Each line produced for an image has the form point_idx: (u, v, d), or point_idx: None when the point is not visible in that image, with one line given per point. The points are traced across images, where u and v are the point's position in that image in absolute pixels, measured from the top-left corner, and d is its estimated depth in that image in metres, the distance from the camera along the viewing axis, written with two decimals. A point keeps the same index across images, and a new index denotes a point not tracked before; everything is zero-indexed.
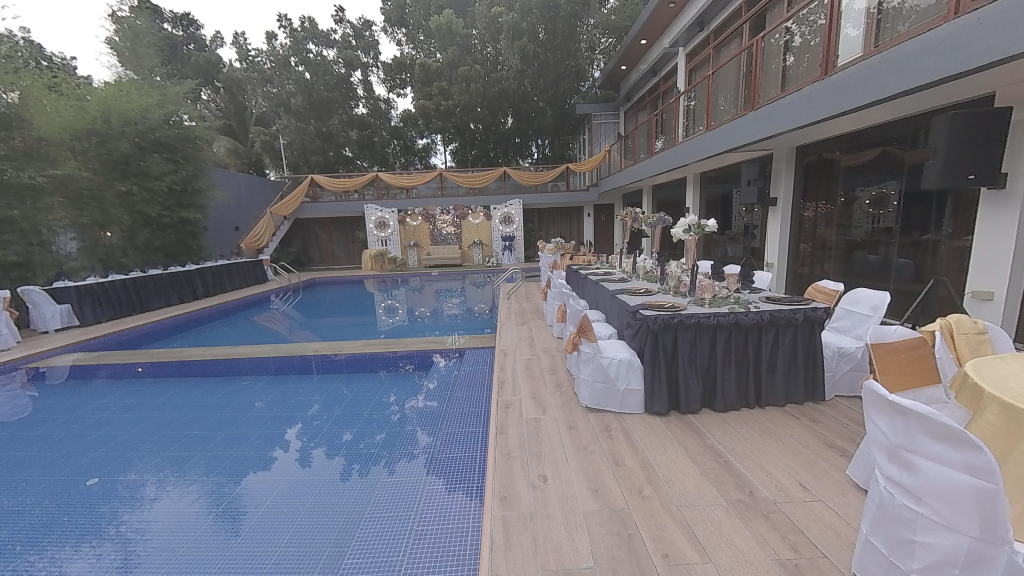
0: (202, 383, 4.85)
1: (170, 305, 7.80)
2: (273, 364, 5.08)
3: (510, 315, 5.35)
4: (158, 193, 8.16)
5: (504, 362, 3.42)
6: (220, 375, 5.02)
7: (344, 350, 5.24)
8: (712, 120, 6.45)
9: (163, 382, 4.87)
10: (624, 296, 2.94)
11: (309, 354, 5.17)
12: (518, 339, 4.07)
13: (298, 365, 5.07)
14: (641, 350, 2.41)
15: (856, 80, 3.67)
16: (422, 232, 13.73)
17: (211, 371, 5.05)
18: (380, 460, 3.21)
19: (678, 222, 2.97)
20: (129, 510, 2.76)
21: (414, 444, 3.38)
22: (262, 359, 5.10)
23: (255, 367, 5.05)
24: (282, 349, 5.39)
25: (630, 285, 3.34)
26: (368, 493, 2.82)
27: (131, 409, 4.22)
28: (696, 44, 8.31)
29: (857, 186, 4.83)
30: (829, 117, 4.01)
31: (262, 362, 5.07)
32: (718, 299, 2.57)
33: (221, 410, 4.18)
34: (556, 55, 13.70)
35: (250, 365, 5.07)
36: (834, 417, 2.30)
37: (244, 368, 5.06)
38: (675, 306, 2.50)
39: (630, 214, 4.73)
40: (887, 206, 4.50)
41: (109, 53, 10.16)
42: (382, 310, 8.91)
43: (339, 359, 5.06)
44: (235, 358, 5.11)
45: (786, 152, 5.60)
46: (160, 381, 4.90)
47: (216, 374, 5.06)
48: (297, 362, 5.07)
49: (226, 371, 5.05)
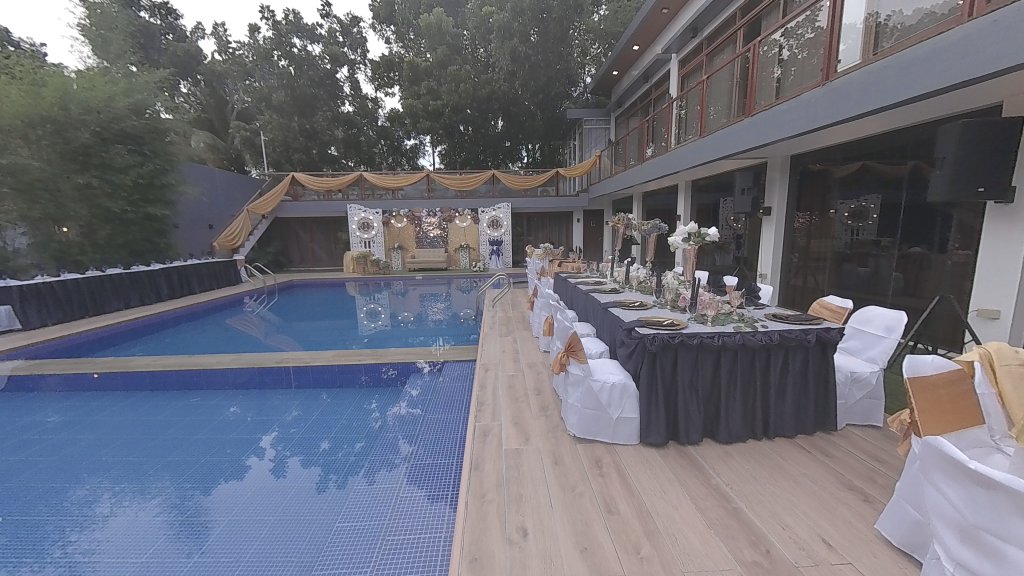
0: (154, 396, 4.33)
1: (129, 308, 7.23)
2: (232, 377, 4.47)
3: (494, 324, 5.03)
4: (122, 187, 7.66)
5: (483, 379, 3.12)
6: (171, 389, 4.46)
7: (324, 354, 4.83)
8: (705, 127, 6.31)
9: (110, 395, 4.38)
10: (617, 310, 2.67)
11: (272, 364, 4.57)
12: (501, 352, 3.78)
13: (261, 379, 4.46)
14: (636, 373, 2.15)
15: (857, 85, 3.50)
16: (407, 234, 13.11)
17: (163, 385, 4.50)
18: (360, 470, 2.93)
19: (676, 230, 2.69)
20: (77, 529, 2.40)
21: (395, 453, 3.10)
22: (221, 368, 4.52)
23: (210, 381, 4.46)
24: (243, 357, 4.75)
25: (623, 297, 3.07)
26: (346, 508, 2.52)
27: (62, 427, 3.66)
28: (689, 50, 8.25)
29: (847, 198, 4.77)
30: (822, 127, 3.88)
31: (221, 375, 4.47)
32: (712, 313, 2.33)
33: (187, 419, 3.81)
34: (547, 57, 13.61)
35: (207, 375, 4.48)
36: (848, 451, 2.06)
37: (199, 383, 4.45)
38: (674, 323, 2.23)
39: (622, 220, 4.42)
40: (869, 219, 4.57)
41: (81, 41, 9.45)
42: (364, 315, 8.51)
43: (310, 367, 4.45)
44: (188, 369, 4.52)
45: (780, 161, 5.46)
46: (105, 395, 4.37)
47: (168, 388, 4.48)
48: (271, 374, 4.44)
49: (180, 384, 4.49)
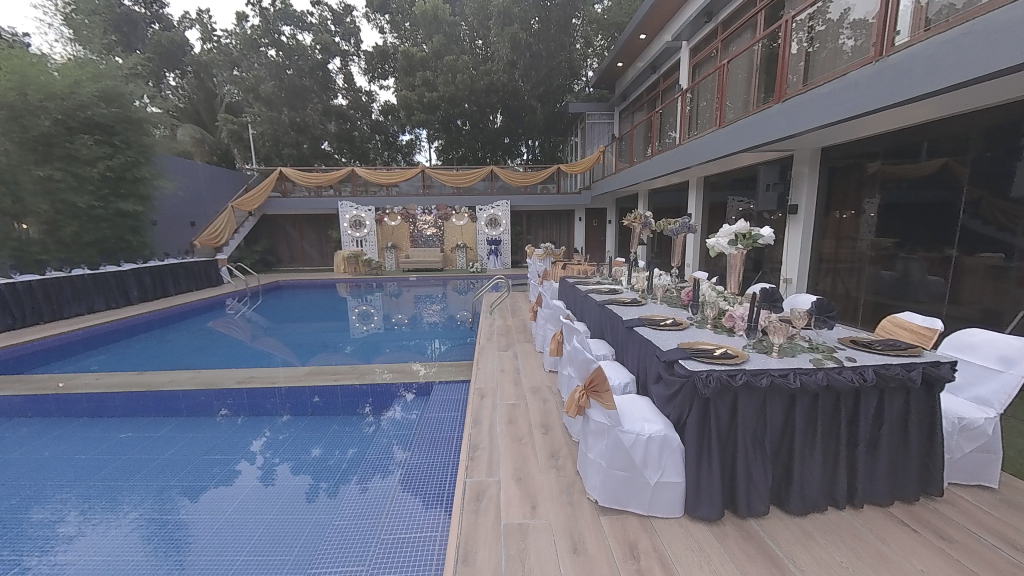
0: (85, 428, 3.38)
1: (92, 312, 6.61)
2: (184, 403, 3.56)
3: (492, 335, 4.47)
4: (91, 181, 7.06)
5: (477, 412, 2.54)
6: (115, 417, 3.54)
7: (283, 379, 3.69)
8: (725, 117, 5.65)
9: (32, 428, 3.39)
10: (646, 330, 2.12)
11: (233, 384, 3.61)
12: (500, 373, 3.22)
13: (223, 403, 3.57)
14: (680, 420, 1.61)
15: (914, 62, 2.96)
16: (401, 232, 12.77)
17: (104, 412, 3.59)
18: (353, 476, 2.70)
19: (720, 230, 2.15)
20: (39, 552, 2.09)
21: (389, 459, 2.86)
22: (174, 388, 3.57)
23: (159, 407, 3.55)
24: (201, 375, 3.78)
25: (648, 312, 2.53)
26: (347, 520, 2.30)
27: None
28: (702, 36, 7.70)
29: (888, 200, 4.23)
30: (863, 114, 3.41)
31: (171, 397, 3.54)
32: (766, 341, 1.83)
33: (165, 428, 3.37)
34: (549, 48, 13.03)
35: (154, 398, 3.55)
36: (971, 534, 1.52)
37: (147, 407, 3.54)
38: (736, 356, 1.67)
39: (641, 217, 3.76)
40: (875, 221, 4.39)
41: (63, 29, 8.85)
42: (356, 317, 7.91)
43: (274, 389, 3.54)
44: (137, 391, 3.57)
45: (808, 153, 4.85)
46: (28, 425, 3.44)
47: (110, 416, 3.56)
48: (246, 394, 3.51)
49: (125, 411, 3.59)
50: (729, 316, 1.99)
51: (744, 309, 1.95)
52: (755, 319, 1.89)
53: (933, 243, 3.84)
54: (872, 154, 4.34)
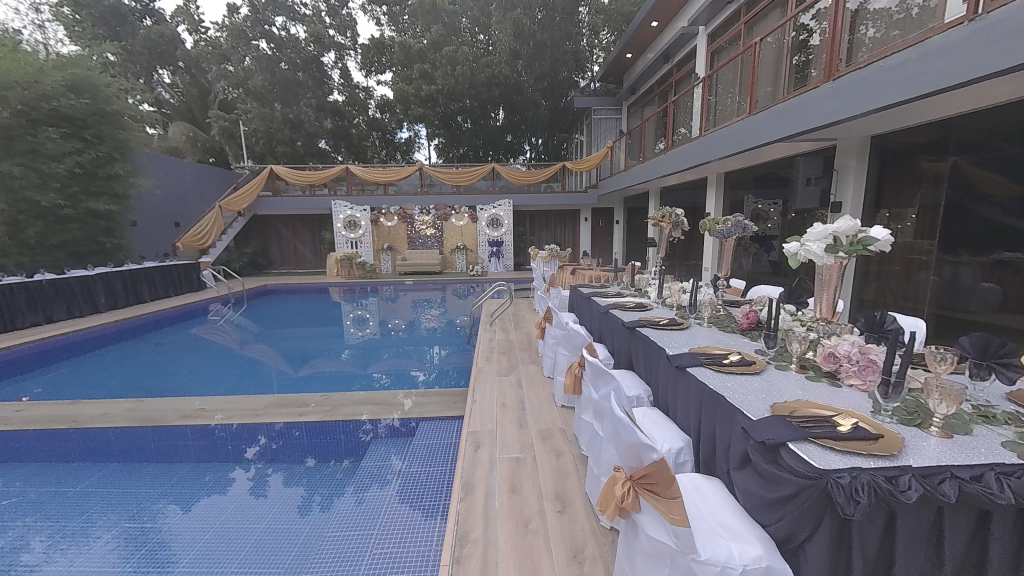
0: None
1: (51, 322, 6.01)
2: (118, 445, 2.82)
3: (492, 353, 3.84)
4: (57, 178, 6.51)
5: (469, 475, 1.92)
6: (30, 463, 2.76)
7: (238, 414, 2.97)
8: (757, 103, 4.83)
9: None
10: (709, 376, 1.49)
11: (175, 420, 2.88)
12: (499, 410, 2.57)
13: (165, 446, 2.82)
14: (790, 541, 0.99)
15: (1005, 26, 2.31)
16: (398, 234, 12.13)
17: (19, 455, 2.81)
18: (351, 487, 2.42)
19: (813, 229, 1.52)
20: None
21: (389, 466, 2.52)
22: (104, 426, 2.84)
23: (86, 450, 2.79)
24: (142, 408, 3.08)
25: (699, 342, 1.90)
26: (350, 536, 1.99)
27: None
28: (722, 20, 7.06)
29: (951, 196, 3.55)
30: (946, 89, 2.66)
31: (101, 438, 2.80)
32: (909, 397, 1.22)
33: (110, 464, 2.74)
34: (553, 37, 12.44)
35: (81, 438, 2.80)
36: None
37: (69, 448, 2.80)
38: (882, 440, 1.01)
39: (671, 216, 3.13)
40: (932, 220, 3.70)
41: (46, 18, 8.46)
42: (350, 322, 7.32)
43: (224, 428, 2.82)
44: (59, 428, 2.83)
45: (856, 142, 4.17)
46: None
47: (27, 460, 2.81)
48: (191, 435, 2.81)
49: (44, 455, 2.81)
50: (828, 354, 1.44)
51: (852, 344, 1.39)
52: (872, 363, 1.31)
53: (980, 245, 3.37)
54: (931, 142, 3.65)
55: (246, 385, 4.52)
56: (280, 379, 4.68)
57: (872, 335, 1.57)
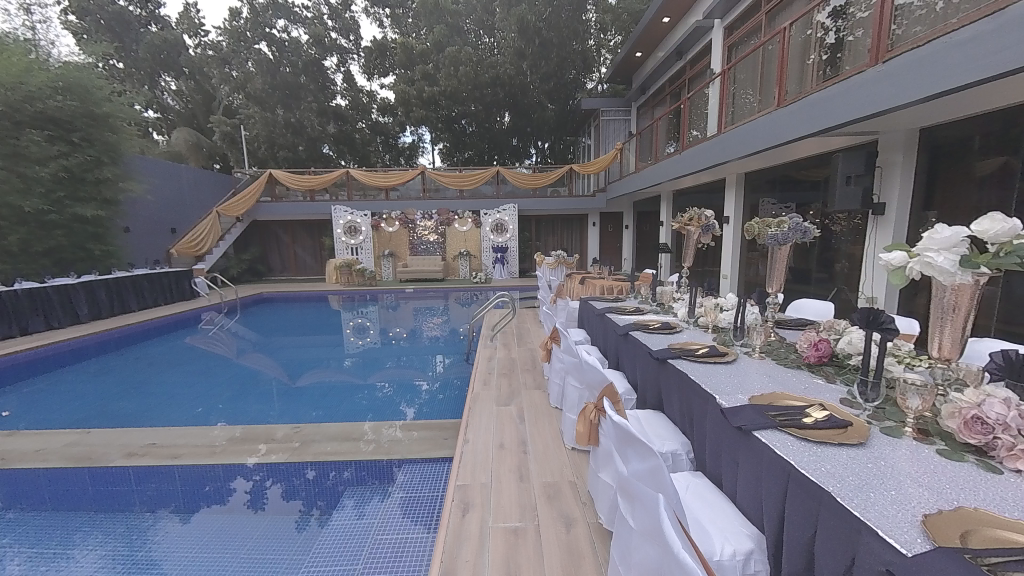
0: None
1: (25, 334, 5.68)
2: (50, 490, 2.38)
3: (490, 374, 3.39)
4: (41, 182, 6.26)
5: (452, 555, 1.47)
6: None
7: (189, 452, 2.54)
8: (786, 94, 4.22)
9: None
10: (794, 447, 1.03)
11: (116, 460, 2.45)
12: (496, 453, 2.12)
13: (104, 493, 2.38)
14: None
15: None
16: (399, 239, 11.59)
17: None
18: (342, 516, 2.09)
19: (941, 228, 1.06)
20: None
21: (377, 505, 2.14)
22: (33, 466, 2.42)
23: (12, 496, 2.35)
24: (84, 443, 2.67)
25: (757, 384, 1.43)
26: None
27: None
28: (740, 12, 6.61)
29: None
30: None
31: (27, 481, 2.37)
32: None
33: (48, 507, 2.33)
34: (559, 35, 12.09)
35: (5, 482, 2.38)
36: None
37: None
38: None
39: (700, 218, 2.68)
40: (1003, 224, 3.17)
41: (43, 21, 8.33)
42: (349, 331, 6.95)
43: (170, 470, 2.38)
44: None
45: (902, 135, 3.62)
46: None
47: None
48: (133, 476, 2.37)
49: None
50: (970, 421, 0.98)
51: (1010, 408, 0.93)
52: None
53: None
54: (993, 132, 3.12)
55: (244, 396, 4.13)
56: (279, 389, 4.29)
57: (1019, 384, 1.09)
